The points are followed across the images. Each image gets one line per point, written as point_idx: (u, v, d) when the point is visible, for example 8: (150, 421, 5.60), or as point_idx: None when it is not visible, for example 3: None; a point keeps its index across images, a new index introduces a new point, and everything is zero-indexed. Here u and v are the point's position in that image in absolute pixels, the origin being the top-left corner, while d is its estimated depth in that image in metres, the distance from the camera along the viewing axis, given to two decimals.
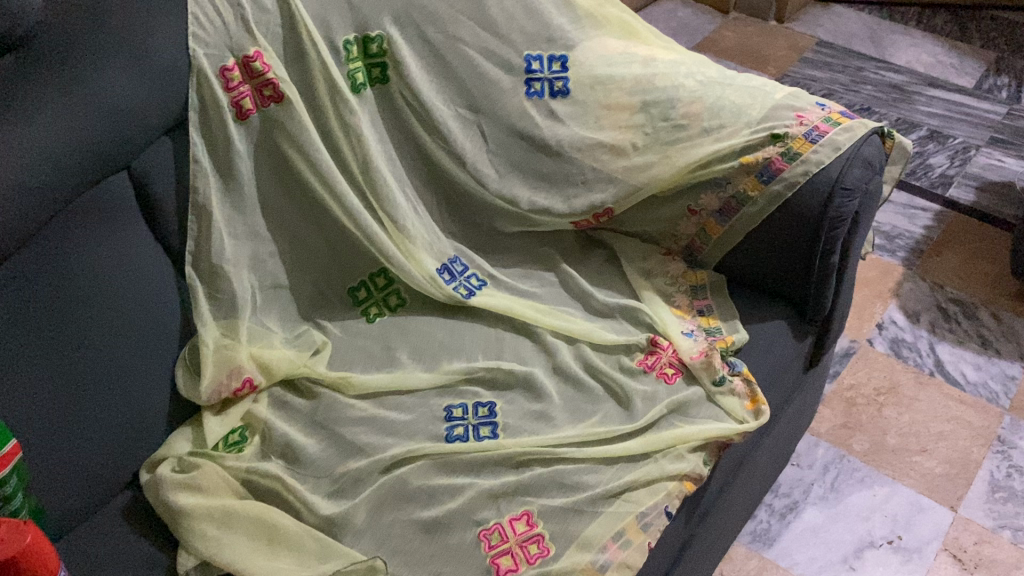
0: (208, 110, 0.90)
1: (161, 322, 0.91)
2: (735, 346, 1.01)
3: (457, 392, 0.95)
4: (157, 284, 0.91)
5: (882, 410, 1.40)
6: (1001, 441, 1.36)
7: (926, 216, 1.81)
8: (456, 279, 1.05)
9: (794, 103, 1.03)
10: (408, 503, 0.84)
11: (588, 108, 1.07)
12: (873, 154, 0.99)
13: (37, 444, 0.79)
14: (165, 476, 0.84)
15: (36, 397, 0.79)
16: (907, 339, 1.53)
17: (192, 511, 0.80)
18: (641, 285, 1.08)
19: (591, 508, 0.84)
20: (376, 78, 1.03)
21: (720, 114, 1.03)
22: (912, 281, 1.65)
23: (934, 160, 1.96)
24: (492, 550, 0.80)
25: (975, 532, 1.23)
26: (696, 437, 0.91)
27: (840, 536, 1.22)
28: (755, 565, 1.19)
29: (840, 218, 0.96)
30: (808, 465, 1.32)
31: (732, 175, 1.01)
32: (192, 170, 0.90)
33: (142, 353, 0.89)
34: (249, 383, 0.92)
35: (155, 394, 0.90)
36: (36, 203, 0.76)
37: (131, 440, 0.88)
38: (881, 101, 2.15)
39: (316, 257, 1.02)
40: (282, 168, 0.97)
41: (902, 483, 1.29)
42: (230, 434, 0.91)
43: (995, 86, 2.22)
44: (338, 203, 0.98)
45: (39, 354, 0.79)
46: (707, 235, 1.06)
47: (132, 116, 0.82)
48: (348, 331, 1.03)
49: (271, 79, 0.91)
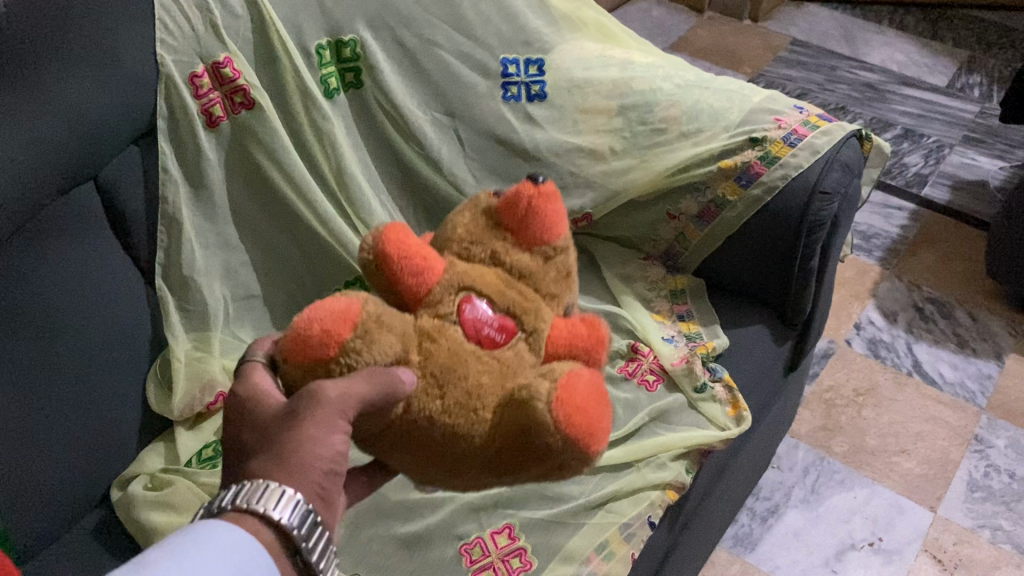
0: (177, 118, 0.87)
1: (132, 335, 0.88)
2: (716, 351, 1.00)
3: None
4: (127, 297, 0.88)
5: (861, 411, 1.40)
6: (978, 440, 1.37)
7: (902, 215, 1.81)
8: None
9: (772, 107, 1.03)
10: (387, 518, 0.82)
11: (566, 112, 1.06)
12: (852, 157, 0.98)
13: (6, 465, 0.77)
14: (138, 493, 0.82)
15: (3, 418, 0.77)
16: (885, 340, 1.53)
17: (165, 530, 0.78)
18: (621, 290, 1.06)
19: (573, 521, 0.83)
20: (350, 84, 1.01)
21: (698, 118, 1.02)
22: (889, 281, 1.66)
23: (909, 159, 1.97)
24: (473, 565, 0.79)
25: (954, 532, 1.24)
26: (679, 445, 0.90)
27: (821, 539, 1.22)
28: (737, 570, 1.18)
29: (820, 222, 0.96)
30: (789, 468, 1.31)
31: (711, 180, 1.00)
32: (161, 180, 0.88)
33: (112, 369, 0.86)
34: (222, 397, 0.90)
35: (126, 410, 0.88)
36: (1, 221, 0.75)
37: (101, 458, 0.85)
38: (855, 100, 2.16)
39: (290, 268, 1.00)
40: (254, 176, 0.95)
41: (882, 484, 1.29)
42: (203, 449, 0.88)
43: (967, 85, 2.24)
44: (313, 212, 0.96)
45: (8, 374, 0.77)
46: (687, 240, 1.06)
47: (96, 123, 0.79)
48: None
49: (242, 86, 0.90)
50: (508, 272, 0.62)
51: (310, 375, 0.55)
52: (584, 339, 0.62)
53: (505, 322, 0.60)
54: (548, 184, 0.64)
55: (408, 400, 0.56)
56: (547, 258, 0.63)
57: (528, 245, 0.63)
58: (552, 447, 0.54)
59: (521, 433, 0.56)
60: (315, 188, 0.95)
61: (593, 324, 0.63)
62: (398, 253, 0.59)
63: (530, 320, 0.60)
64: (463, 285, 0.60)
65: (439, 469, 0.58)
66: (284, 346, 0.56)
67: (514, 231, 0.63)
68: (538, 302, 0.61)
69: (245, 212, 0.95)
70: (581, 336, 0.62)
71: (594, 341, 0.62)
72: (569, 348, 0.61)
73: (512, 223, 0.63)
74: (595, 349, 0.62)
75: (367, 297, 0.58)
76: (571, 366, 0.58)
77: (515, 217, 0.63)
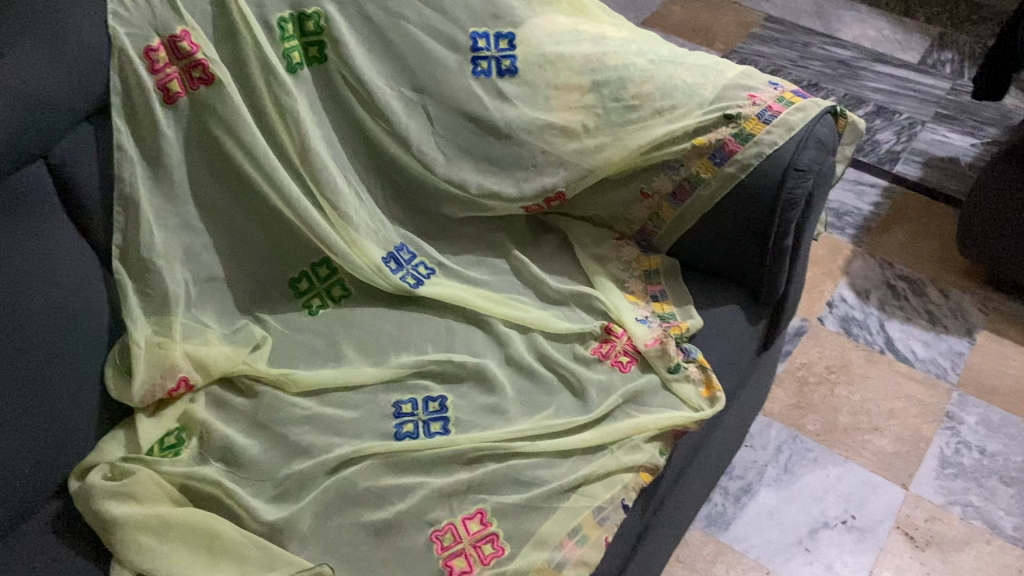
0: (132, 94, 0.84)
1: (89, 320, 0.85)
2: (690, 332, 0.99)
3: (406, 386, 0.92)
4: (82, 281, 0.85)
5: (834, 389, 1.40)
6: (950, 417, 1.37)
7: (875, 192, 1.81)
8: (403, 268, 1.01)
9: (747, 82, 1.01)
10: (356, 505, 0.81)
11: (537, 88, 1.03)
12: (827, 134, 0.97)
13: None
14: (96, 483, 0.78)
15: None
16: (858, 318, 1.53)
17: (126, 521, 0.75)
18: (594, 271, 1.05)
19: (546, 505, 0.81)
20: (313, 58, 0.98)
21: (673, 95, 1.00)
22: (861, 258, 1.66)
23: (881, 136, 1.97)
24: (445, 552, 0.77)
25: (926, 509, 1.24)
26: (653, 427, 0.88)
27: (794, 518, 1.22)
28: (711, 550, 1.18)
29: (794, 201, 0.95)
30: (762, 446, 1.31)
31: (684, 157, 0.99)
32: (117, 158, 0.84)
33: (68, 355, 0.83)
34: (185, 383, 0.88)
35: (83, 397, 0.85)
36: None
37: (58, 448, 0.82)
38: (828, 77, 2.15)
39: (255, 249, 0.97)
40: (214, 154, 0.91)
41: (855, 462, 1.29)
42: (166, 436, 0.86)
43: (939, 61, 2.23)
44: (277, 193, 0.93)
45: None
46: (660, 220, 1.04)
47: (42, 102, 0.76)
48: (289, 325, 0.98)
49: (200, 60, 0.86)
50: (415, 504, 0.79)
51: None
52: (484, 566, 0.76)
53: None
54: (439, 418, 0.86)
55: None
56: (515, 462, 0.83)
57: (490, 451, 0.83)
58: None
59: None
60: (279, 168, 0.92)
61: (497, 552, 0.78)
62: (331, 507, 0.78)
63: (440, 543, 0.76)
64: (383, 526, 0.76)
65: None
66: None
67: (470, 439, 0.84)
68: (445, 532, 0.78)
69: (207, 192, 0.92)
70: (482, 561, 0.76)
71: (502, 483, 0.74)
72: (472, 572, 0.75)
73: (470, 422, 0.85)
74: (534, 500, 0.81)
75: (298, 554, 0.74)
76: None
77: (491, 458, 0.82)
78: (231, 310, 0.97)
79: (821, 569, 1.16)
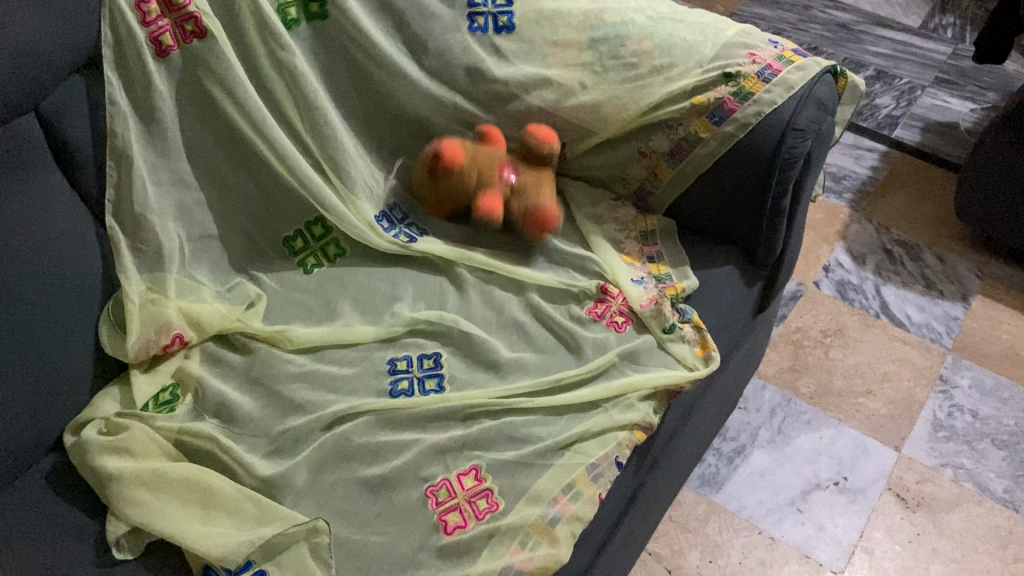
0: (124, 46, 0.83)
1: (84, 276, 0.85)
2: (685, 293, 0.98)
3: (400, 344, 0.92)
4: (73, 236, 0.84)
5: (828, 352, 1.40)
6: (943, 380, 1.38)
7: (873, 157, 1.81)
8: (396, 227, 1.02)
9: (747, 40, 1.00)
10: (351, 461, 0.81)
11: (534, 45, 1.02)
12: (826, 94, 0.97)
13: None
14: (92, 438, 0.78)
15: None
16: (853, 282, 1.53)
17: (121, 475, 0.75)
18: (590, 231, 1.04)
19: (540, 462, 0.81)
20: (314, 15, 0.99)
21: (671, 53, 0.99)
22: (858, 223, 1.65)
23: (881, 101, 1.96)
24: (439, 507, 0.78)
25: (917, 471, 1.25)
26: (647, 386, 0.89)
27: (787, 479, 1.23)
28: (703, 510, 1.19)
29: (793, 160, 0.94)
30: (756, 409, 1.32)
31: (684, 117, 0.98)
32: (109, 112, 0.83)
33: (62, 309, 0.82)
34: (179, 340, 0.87)
35: (77, 354, 0.84)
36: None
37: (52, 403, 0.82)
38: (828, 40, 2.14)
39: (248, 207, 0.97)
40: (208, 109, 0.90)
41: (848, 424, 1.30)
42: (162, 392, 0.86)
43: (941, 25, 2.22)
44: (273, 150, 0.92)
45: None
46: (658, 179, 1.03)
47: (33, 51, 0.75)
48: (284, 283, 0.98)
49: (193, 12, 0.85)
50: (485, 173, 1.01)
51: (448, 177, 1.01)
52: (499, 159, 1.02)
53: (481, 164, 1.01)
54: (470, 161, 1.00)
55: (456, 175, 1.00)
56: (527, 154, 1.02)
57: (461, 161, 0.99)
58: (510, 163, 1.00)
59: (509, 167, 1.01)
60: (273, 125, 0.91)
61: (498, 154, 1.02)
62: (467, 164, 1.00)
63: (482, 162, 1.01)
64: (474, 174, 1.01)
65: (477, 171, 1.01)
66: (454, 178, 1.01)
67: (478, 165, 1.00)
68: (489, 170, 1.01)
69: (201, 148, 0.92)
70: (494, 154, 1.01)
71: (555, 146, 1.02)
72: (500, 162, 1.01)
73: (479, 208, 1.00)
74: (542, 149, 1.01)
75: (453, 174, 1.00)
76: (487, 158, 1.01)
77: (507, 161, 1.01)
78: (226, 269, 0.97)
79: (812, 530, 1.17)
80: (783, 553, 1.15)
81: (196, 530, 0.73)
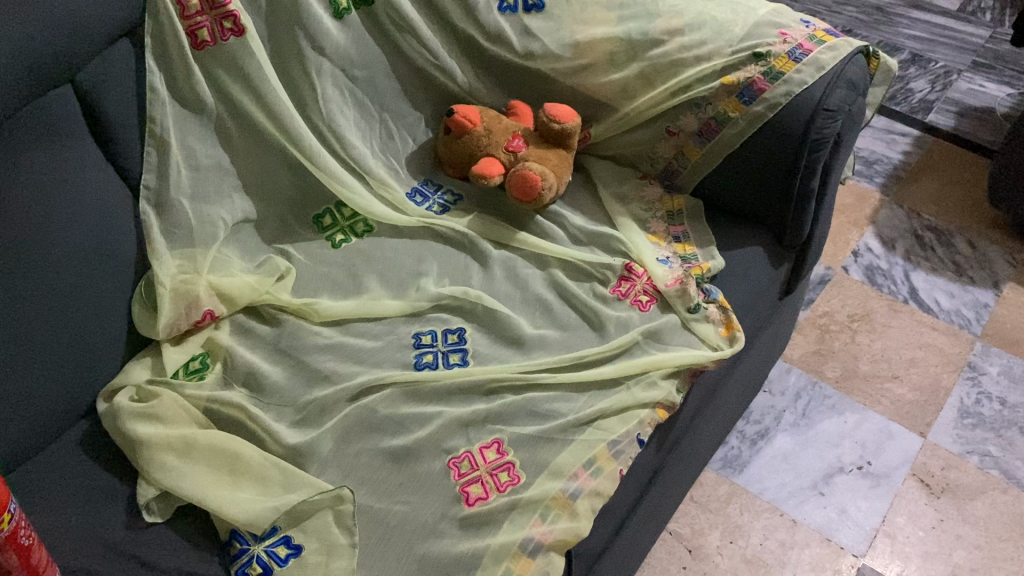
0: (161, 21, 0.85)
1: (118, 248, 0.86)
2: (711, 272, 0.98)
3: (426, 319, 0.93)
4: (110, 208, 0.85)
5: (855, 337, 1.40)
6: (971, 367, 1.37)
7: (905, 141, 1.79)
8: (429, 200, 1.05)
9: (778, 20, 0.99)
10: (376, 431, 0.82)
11: (563, 23, 1.03)
12: (857, 75, 0.96)
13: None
14: (123, 404, 0.80)
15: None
16: (882, 267, 1.52)
17: (151, 441, 0.77)
18: (615, 210, 1.05)
19: (562, 437, 0.82)
20: (360, 1, 1.00)
21: (701, 31, 0.99)
22: (889, 208, 1.64)
23: (915, 85, 1.93)
24: (462, 478, 0.79)
25: (942, 457, 1.24)
26: (670, 364, 0.89)
27: (810, 463, 1.23)
28: (725, 491, 1.20)
29: (823, 141, 0.94)
30: (780, 392, 1.32)
31: (713, 96, 0.98)
32: (149, 99, 0.86)
33: (97, 280, 0.84)
34: (210, 315, 0.89)
35: (108, 324, 0.85)
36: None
37: (86, 372, 0.83)
38: (863, 22, 2.11)
39: (279, 182, 0.99)
40: (240, 84, 0.92)
41: (872, 409, 1.30)
42: (191, 361, 0.87)
43: (979, 8, 2.18)
44: (303, 133, 0.95)
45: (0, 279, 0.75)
46: (686, 159, 1.04)
47: (73, 23, 0.76)
48: (311, 257, 0.99)
49: (232, 11, 0.88)
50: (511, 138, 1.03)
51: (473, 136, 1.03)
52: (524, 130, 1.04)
53: (509, 130, 1.04)
54: (493, 127, 1.04)
55: (483, 134, 1.03)
56: (548, 129, 1.02)
57: (477, 124, 1.03)
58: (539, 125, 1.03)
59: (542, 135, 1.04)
60: (297, 120, 0.94)
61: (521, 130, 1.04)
62: (490, 129, 1.03)
63: (506, 128, 1.04)
64: (500, 134, 1.03)
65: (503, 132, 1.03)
66: (476, 136, 1.03)
67: (489, 130, 1.03)
68: (510, 134, 1.04)
69: (234, 125, 0.94)
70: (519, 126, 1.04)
71: (573, 126, 1.02)
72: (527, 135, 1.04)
73: (473, 168, 1.02)
74: (569, 126, 1.02)
75: (478, 130, 1.03)
76: (515, 127, 1.04)
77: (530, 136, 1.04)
78: (255, 242, 0.98)
79: (834, 513, 1.17)
80: (804, 535, 1.15)
81: (225, 497, 0.75)
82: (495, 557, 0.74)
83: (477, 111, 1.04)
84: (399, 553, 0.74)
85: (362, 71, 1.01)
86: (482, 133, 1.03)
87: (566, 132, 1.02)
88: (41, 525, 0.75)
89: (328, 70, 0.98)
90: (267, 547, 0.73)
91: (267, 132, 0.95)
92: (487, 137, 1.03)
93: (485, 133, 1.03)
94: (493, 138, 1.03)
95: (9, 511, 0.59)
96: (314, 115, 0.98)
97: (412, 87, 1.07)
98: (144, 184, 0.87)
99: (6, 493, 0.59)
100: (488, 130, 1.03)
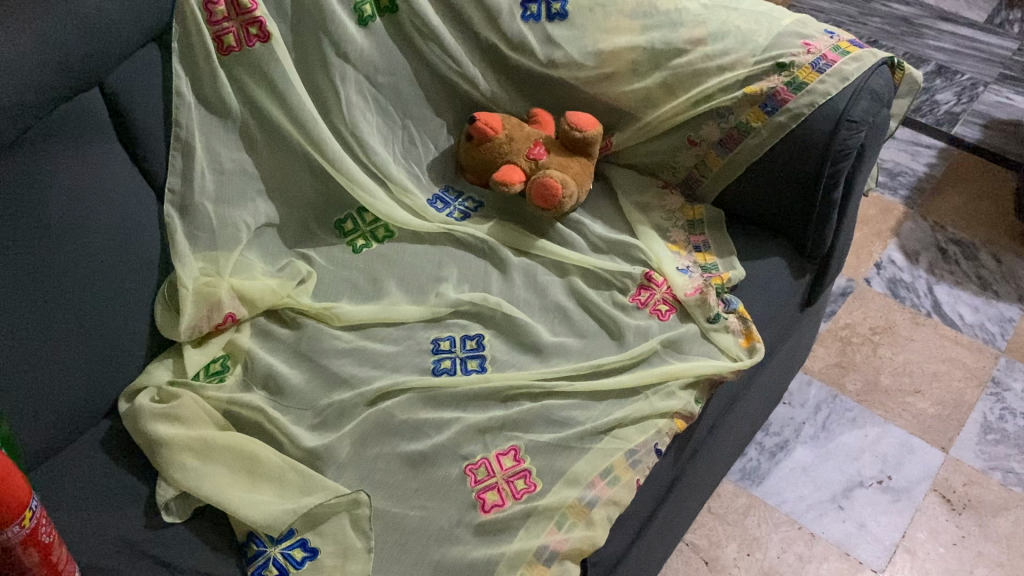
0: (189, 28, 0.87)
1: (143, 251, 0.87)
2: (732, 282, 0.98)
3: (445, 324, 0.93)
4: (135, 212, 0.86)
5: (877, 350, 1.39)
6: (995, 382, 1.35)
7: (930, 153, 1.78)
8: (450, 207, 1.05)
9: (802, 30, 0.99)
10: (393, 436, 0.82)
11: (586, 32, 1.03)
12: (881, 86, 0.96)
13: (25, 371, 0.76)
14: (144, 404, 0.81)
15: (23, 322, 0.76)
16: (905, 280, 1.51)
17: (170, 441, 0.78)
18: (636, 219, 1.05)
19: (579, 445, 0.82)
20: (386, 8, 1.01)
21: (725, 41, 0.99)
22: (913, 220, 1.62)
23: (941, 97, 1.92)
24: (478, 485, 0.79)
25: (964, 473, 1.23)
26: (689, 373, 0.88)
27: (829, 476, 1.22)
28: (743, 502, 1.19)
29: (846, 152, 0.93)
30: (800, 404, 1.31)
31: (734, 106, 0.98)
32: (176, 104, 0.87)
33: (123, 282, 0.85)
34: (231, 318, 0.89)
35: (131, 326, 0.86)
36: (28, 110, 0.73)
37: (108, 373, 0.84)
38: (888, 34, 2.10)
39: (301, 187, 1.00)
40: (265, 90, 0.93)
41: (893, 423, 1.28)
42: (211, 363, 0.88)
43: (1006, 21, 2.16)
44: (327, 139, 0.96)
45: (31, 279, 0.76)
46: (707, 168, 1.03)
47: (103, 29, 0.78)
48: (332, 261, 0.99)
49: (259, 17, 0.89)
50: (531, 146, 1.04)
51: (492, 141, 1.04)
52: (544, 139, 1.05)
53: (529, 137, 1.04)
54: (513, 132, 1.04)
55: (502, 140, 1.03)
56: (569, 137, 1.02)
57: (497, 130, 1.03)
58: (561, 132, 1.03)
59: (564, 145, 1.04)
60: (320, 126, 0.95)
61: (541, 138, 1.04)
62: (509, 135, 1.04)
63: (525, 135, 1.04)
64: (520, 141, 1.04)
65: (523, 139, 1.04)
66: (495, 142, 1.04)
67: (510, 137, 1.04)
68: (528, 142, 1.04)
69: (259, 130, 0.95)
70: (540, 134, 1.05)
71: (594, 134, 1.02)
72: (548, 144, 1.04)
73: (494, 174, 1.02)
74: (591, 135, 1.02)
75: (498, 136, 1.03)
76: (536, 135, 1.05)
77: (551, 146, 1.04)
78: (277, 246, 0.99)
79: (853, 527, 1.16)
80: (822, 549, 1.14)
81: (243, 498, 0.75)
82: (510, 563, 0.73)
83: (499, 118, 1.04)
84: (414, 558, 0.74)
85: (386, 78, 1.02)
86: (501, 138, 1.04)
87: (586, 141, 1.02)
88: (62, 523, 0.76)
89: (352, 76, 0.99)
90: (284, 549, 0.73)
91: (291, 137, 0.96)
92: (507, 144, 1.04)
93: (504, 138, 1.04)
94: (514, 145, 1.03)
95: (32, 507, 0.59)
96: (338, 121, 0.99)
97: (435, 95, 1.08)
98: (170, 188, 0.88)
99: (29, 489, 0.59)
100: (508, 136, 1.04)
